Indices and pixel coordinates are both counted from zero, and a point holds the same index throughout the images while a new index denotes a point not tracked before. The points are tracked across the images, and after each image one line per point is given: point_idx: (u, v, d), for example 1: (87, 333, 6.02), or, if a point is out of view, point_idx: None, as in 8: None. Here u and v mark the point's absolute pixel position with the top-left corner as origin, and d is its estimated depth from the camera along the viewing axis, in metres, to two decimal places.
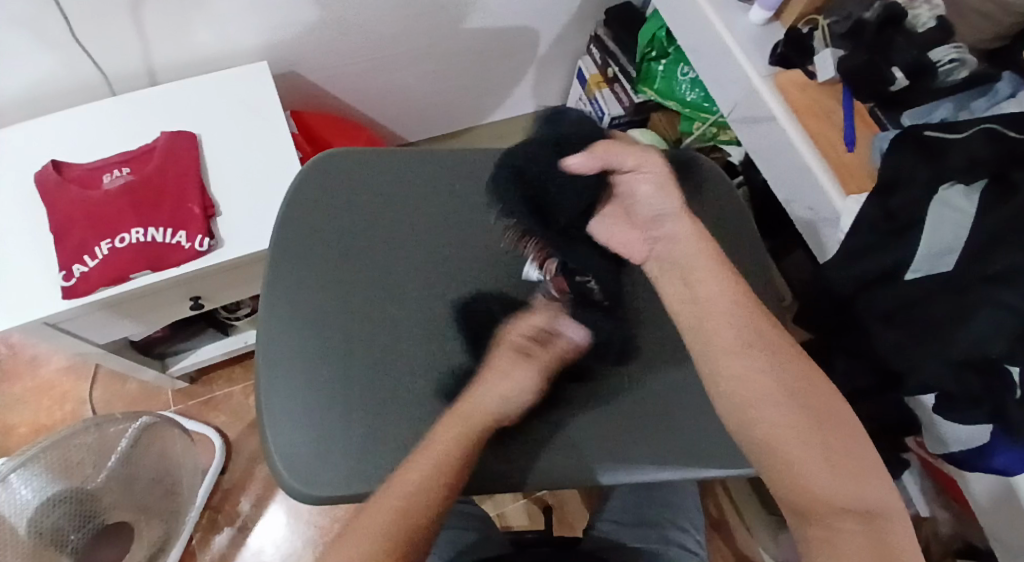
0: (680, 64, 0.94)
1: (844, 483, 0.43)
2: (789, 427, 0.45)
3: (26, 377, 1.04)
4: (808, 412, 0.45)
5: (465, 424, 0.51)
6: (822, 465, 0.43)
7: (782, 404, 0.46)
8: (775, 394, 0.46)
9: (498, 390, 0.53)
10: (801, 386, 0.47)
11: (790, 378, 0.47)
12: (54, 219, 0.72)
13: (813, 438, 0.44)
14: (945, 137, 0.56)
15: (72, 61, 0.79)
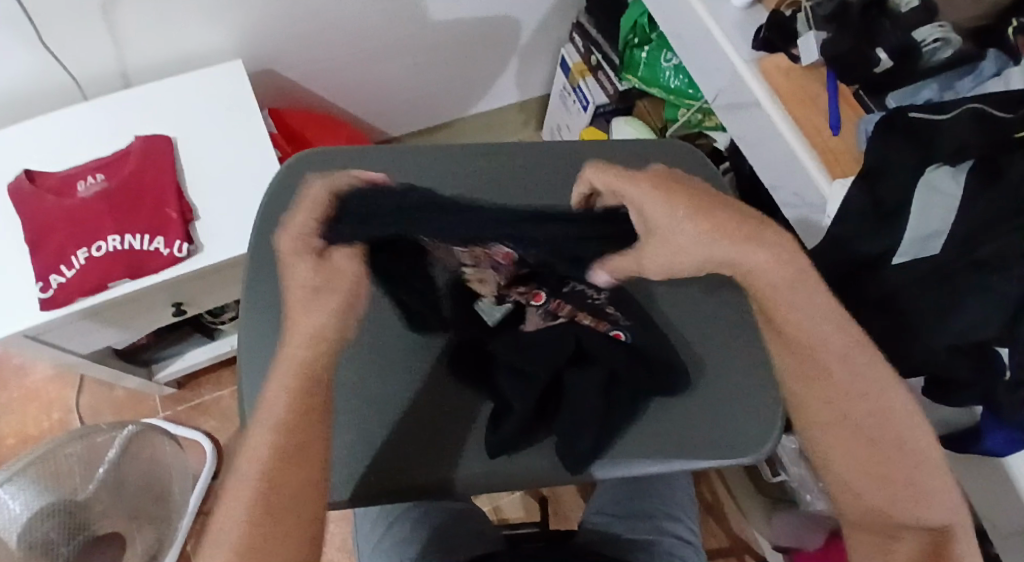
0: (664, 50, 0.92)
1: (903, 507, 0.48)
2: (848, 454, 0.49)
3: (12, 387, 1.03)
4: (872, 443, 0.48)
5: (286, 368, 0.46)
6: (877, 492, 0.48)
7: (836, 423, 0.49)
8: (834, 416, 0.49)
9: (301, 322, 0.46)
10: (868, 417, 0.48)
11: (857, 413, 0.49)
12: (29, 228, 0.70)
13: (871, 467, 0.48)
14: (930, 118, 0.56)
15: (41, 65, 0.77)
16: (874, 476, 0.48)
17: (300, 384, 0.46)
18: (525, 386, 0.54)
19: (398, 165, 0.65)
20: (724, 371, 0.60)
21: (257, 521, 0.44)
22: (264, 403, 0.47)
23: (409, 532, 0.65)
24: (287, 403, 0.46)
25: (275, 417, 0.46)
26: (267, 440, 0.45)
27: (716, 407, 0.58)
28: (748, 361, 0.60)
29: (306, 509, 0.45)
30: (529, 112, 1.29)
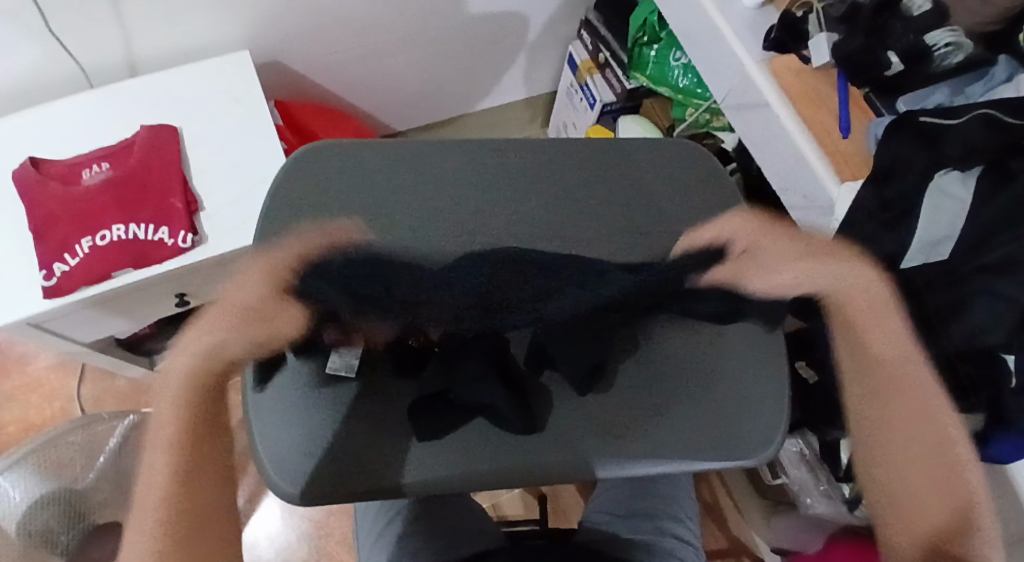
0: (674, 49, 0.92)
1: (932, 506, 0.49)
2: (910, 460, 0.52)
3: (13, 375, 1.03)
4: (932, 454, 0.51)
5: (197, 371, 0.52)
6: (924, 487, 0.50)
7: (909, 441, 0.52)
8: (901, 437, 0.52)
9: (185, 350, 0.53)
10: (928, 430, 0.52)
11: (898, 412, 0.53)
12: (33, 216, 0.70)
13: (935, 479, 0.50)
14: (942, 122, 0.55)
15: (49, 53, 0.77)
16: (929, 487, 0.50)
17: (197, 380, 0.52)
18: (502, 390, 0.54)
19: (403, 158, 0.65)
20: (732, 371, 0.59)
21: (164, 550, 0.46)
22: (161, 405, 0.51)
23: (410, 527, 0.65)
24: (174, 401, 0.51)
25: (168, 411, 0.51)
26: (163, 467, 0.50)
27: (722, 407, 0.58)
28: (754, 361, 0.60)
29: (221, 511, 0.51)
30: (536, 109, 1.29)
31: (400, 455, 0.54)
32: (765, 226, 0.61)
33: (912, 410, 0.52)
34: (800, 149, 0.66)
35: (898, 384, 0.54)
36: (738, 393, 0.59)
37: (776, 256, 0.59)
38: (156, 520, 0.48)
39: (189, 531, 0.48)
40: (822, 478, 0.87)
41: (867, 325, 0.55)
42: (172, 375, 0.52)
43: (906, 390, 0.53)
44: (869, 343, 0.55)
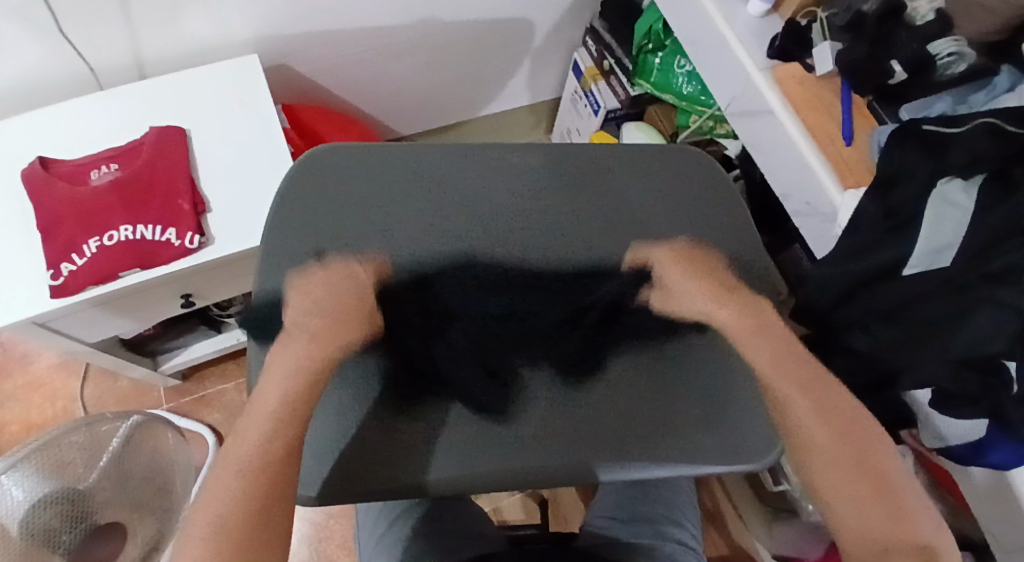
0: (678, 56, 0.92)
1: (877, 514, 0.48)
2: (836, 462, 0.50)
3: (16, 374, 1.03)
4: (837, 440, 0.51)
5: (292, 375, 0.52)
6: (859, 489, 0.49)
7: (822, 431, 0.52)
8: (812, 418, 0.52)
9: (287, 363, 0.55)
10: (830, 405, 0.53)
11: (816, 398, 0.53)
12: (40, 215, 0.70)
13: (850, 467, 0.50)
14: (945, 131, 0.55)
15: (59, 54, 0.77)
16: (857, 485, 0.50)
17: (299, 373, 0.53)
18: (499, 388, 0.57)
19: (407, 161, 0.65)
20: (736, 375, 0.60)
21: (238, 514, 0.46)
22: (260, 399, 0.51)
23: (412, 529, 0.65)
24: (281, 400, 0.51)
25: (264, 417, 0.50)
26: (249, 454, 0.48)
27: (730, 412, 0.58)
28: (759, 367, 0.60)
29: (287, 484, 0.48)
30: (540, 115, 1.29)
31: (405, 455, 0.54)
32: (693, 272, 0.62)
33: (833, 428, 0.51)
34: (805, 155, 0.67)
35: (821, 380, 0.55)
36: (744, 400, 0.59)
37: (697, 300, 0.61)
38: (244, 509, 0.46)
39: (261, 511, 0.46)
40: None
41: (774, 344, 0.58)
42: (286, 360, 0.54)
43: (813, 396, 0.54)
44: (770, 384, 0.56)
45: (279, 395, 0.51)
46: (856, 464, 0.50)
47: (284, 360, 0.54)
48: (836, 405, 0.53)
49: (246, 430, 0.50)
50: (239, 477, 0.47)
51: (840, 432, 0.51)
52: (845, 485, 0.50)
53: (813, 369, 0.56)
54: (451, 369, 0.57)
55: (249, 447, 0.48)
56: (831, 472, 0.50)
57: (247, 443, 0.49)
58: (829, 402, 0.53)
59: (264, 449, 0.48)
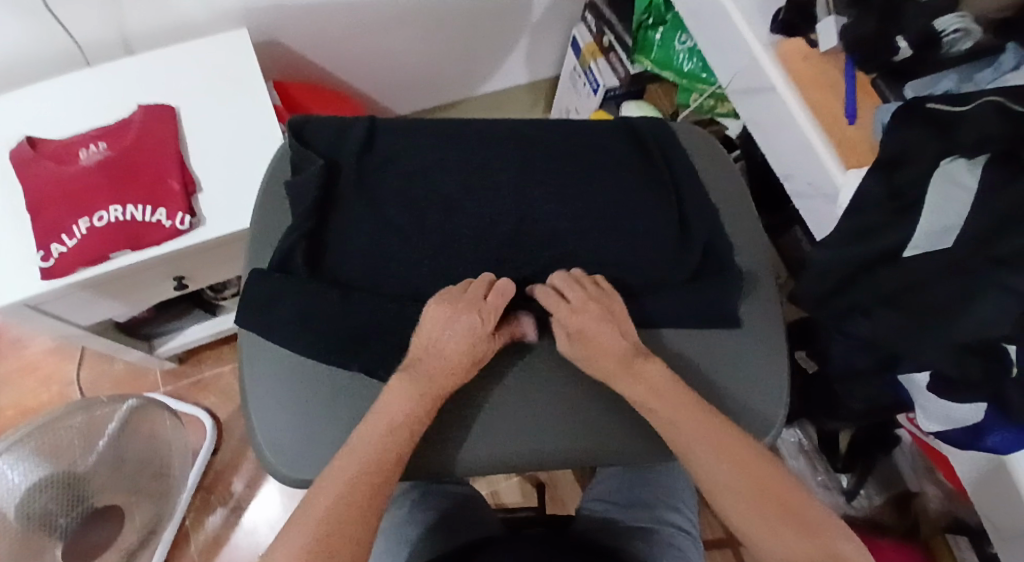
0: (679, 31, 0.91)
1: (762, 505, 0.46)
2: (724, 461, 0.48)
3: (11, 358, 1.03)
4: (725, 450, 0.48)
5: (424, 393, 0.50)
6: (744, 487, 0.46)
7: (687, 427, 0.50)
8: (693, 426, 0.50)
9: (429, 336, 0.52)
10: (698, 413, 0.50)
11: (679, 409, 0.50)
12: (29, 196, 0.69)
13: (742, 474, 0.47)
14: (953, 109, 0.53)
15: (43, 31, 0.75)
16: (757, 491, 0.46)
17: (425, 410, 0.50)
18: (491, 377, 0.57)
19: (398, 139, 0.63)
20: (734, 363, 0.58)
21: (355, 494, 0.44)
22: (364, 430, 0.48)
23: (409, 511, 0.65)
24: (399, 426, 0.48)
25: (418, 386, 0.50)
26: (394, 417, 0.48)
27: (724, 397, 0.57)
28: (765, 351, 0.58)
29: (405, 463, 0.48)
30: (538, 94, 1.27)
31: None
32: (577, 306, 0.53)
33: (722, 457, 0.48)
34: (808, 135, 0.65)
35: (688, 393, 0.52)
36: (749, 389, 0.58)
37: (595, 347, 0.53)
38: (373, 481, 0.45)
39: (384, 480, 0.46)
40: (818, 468, 0.88)
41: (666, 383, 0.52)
42: (444, 333, 0.51)
43: (714, 442, 0.49)
44: (675, 427, 0.50)
45: (410, 412, 0.49)
46: (759, 494, 0.46)
47: (437, 330, 0.52)
48: (736, 441, 0.49)
49: (348, 455, 0.46)
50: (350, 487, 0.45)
51: (715, 440, 0.49)
52: (742, 477, 0.47)
53: (716, 421, 0.50)
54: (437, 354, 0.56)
55: (358, 463, 0.46)
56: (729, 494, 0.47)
57: (353, 459, 0.46)
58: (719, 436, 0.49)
59: (385, 467, 0.46)
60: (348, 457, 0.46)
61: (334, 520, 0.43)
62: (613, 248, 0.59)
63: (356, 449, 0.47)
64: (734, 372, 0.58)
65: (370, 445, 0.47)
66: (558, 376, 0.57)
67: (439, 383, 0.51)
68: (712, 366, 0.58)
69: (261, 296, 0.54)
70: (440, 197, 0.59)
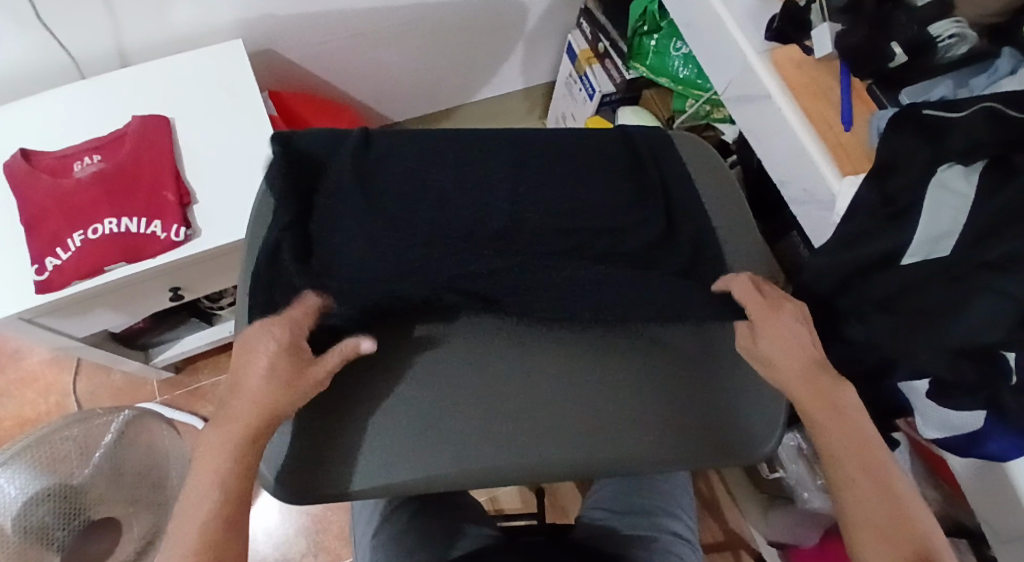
0: (674, 38, 0.91)
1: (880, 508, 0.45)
2: (856, 454, 0.47)
3: (9, 370, 1.02)
4: (860, 447, 0.47)
5: (237, 422, 0.46)
6: (866, 487, 0.46)
7: (830, 417, 0.49)
8: (831, 415, 0.49)
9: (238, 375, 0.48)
10: (847, 408, 0.49)
11: (825, 399, 0.49)
12: (24, 209, 0.69)
13: (866, 474, 0.46)
14: (943, 116, 0.55)
15: (38, 44, 0.75)
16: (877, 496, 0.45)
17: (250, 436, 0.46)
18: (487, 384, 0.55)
19: (394, 151, 0.62)
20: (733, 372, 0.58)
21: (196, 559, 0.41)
22: (192, 484, 0.44)
23: (406, 522, 0.64)
24: (227, 465, 0.45)
25: (237, 427, 0.46)
26: (219, 467, 0.45)
27: (728, 403, 0.56)
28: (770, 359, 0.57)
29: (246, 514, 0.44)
30: (534, 100, 1.27)
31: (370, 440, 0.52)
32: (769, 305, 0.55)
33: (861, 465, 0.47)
34: (803, 141, 0.65)
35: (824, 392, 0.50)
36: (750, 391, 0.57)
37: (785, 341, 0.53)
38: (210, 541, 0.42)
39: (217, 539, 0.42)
40: (819, 471, 0.85)
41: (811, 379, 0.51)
42: (257, 368, 0.48)
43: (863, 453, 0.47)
44: (811, 413, 0.49)
45: (221, 446, 0.45)
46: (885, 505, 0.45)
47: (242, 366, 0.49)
48: (877, 455, 0.47)
49: (184, 516, 0.43)
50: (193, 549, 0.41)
51: (857, 437, 0.48)
52: (865, 477, 0.46)
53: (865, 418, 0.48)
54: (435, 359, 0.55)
55: (198, 517, 0.43)
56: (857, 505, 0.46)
57: (193, 515, 0.43)
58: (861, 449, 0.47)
59: (228, 508, 0.43)
60: (186, 516, 0.43)
61: None
62: (610, 257, 0.59)
63: (188, 507, 0.43)
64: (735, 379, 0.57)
65: (203, 498, 0.43)
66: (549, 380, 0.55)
67: (260, 420, 0.47)
68: (713, 375, 0.57)
69: (258, 309, 0.54)
70: (435, 207, 0.59)
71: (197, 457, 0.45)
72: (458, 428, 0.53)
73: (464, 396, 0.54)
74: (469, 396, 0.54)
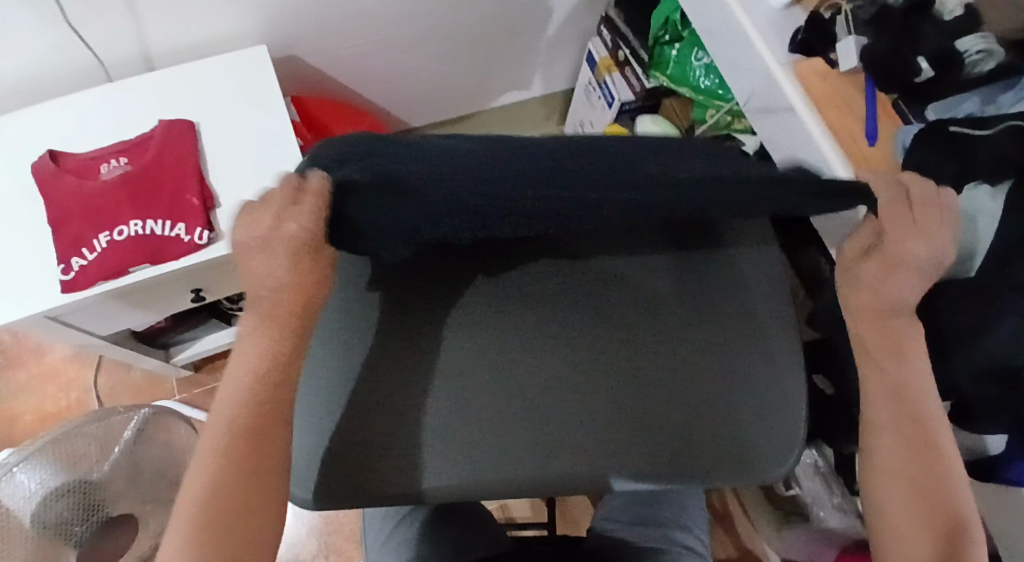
0: (696, 48, 0.90)
1: (910, 481, 0.48)
2: (902, 426, 0.50)
3: (31, 364, 1.05)
4: (907, 420, 0.50)
5: (275, 312, 0.46)
6: (903, 457, 0.49)
7: (889, 389, 0.51)
8: (882, 383, 0.51)
9: (257, 263, 0.44)
10: (910, 381, 0.51)
11: (885, 367, 0.52)
12: (51, 210, 0.70)
13: (902, 444, 0.49)
14: (974, 132, 0.54)
15: (66, 48, 0.77)
16: (914, 471, 0.49)
17: (287, 323, 0.46)
18: (523, 408, 0.53)
19: None
20: (760, 396, 0.54)
21: (219, 483, 0.43)
22: (223, 389, 0.46)
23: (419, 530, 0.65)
24: (268, 359, 0.46)
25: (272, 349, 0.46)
26: (242, 390, 0.45)
27: (752, 417, 0.54)
28: (794, 376, 0.55)
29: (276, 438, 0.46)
30: (552, 106, 1.27)
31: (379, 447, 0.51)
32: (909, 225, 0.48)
33: (906, 427, 0.50)
34: (826, 155, 0.65)
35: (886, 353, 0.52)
36: (777, 408, 0.54)
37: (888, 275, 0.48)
38: (229, 468, 0.43)
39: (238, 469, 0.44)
40: (836, 489, 0.85)
41: (878, 345, 0.52)
42: (268, 263, 0.44)
43: (911, 427, 0.50)
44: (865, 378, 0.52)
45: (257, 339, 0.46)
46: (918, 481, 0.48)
47: (257, 255, 0.44)
48: (925, 435, 0.50)
49: (208, 429, 0.45)
50: (221, 459, 0.44)
51: (907, 408, 0.50)
52: (902, 450, 0.49)
53: (920, 397, 0.51)
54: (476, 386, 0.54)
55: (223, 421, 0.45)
56: (888, 463, 0.49)
57: (217, 430, 0.45)
58: (914, 434, 0.50)
59: (251, 420, 0.45)
60: (211, 424, 0.45)
61: (205, 517, 0.42)
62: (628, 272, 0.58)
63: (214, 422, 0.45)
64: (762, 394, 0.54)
65: (232, 401, 0.45)
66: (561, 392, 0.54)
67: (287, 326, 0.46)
68: (736, 395, 0.54)
69: None
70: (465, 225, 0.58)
71: (246, 332, 0.47)
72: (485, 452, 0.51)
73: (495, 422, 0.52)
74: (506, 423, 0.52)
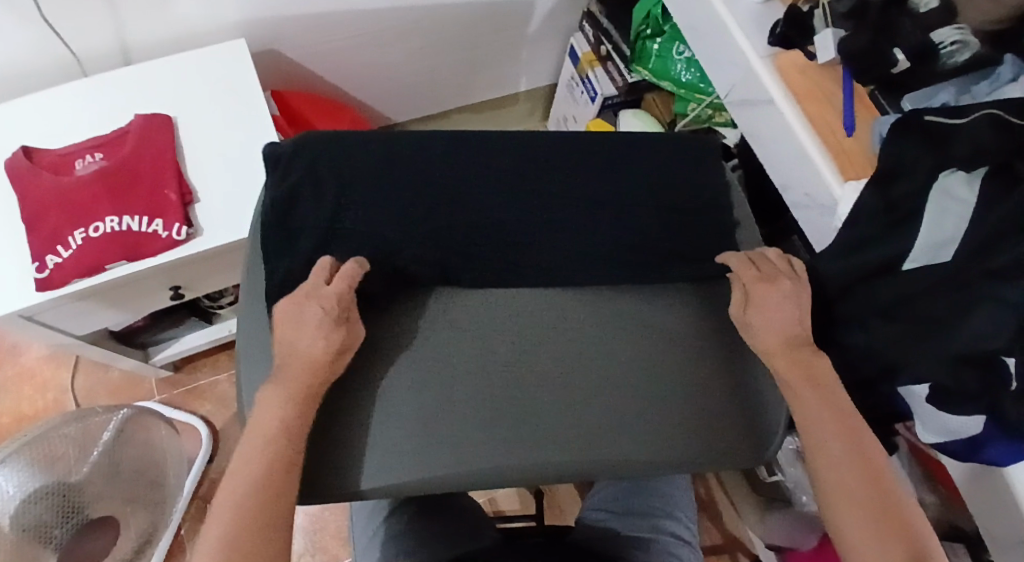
0: (676, 42, 0.92)
1: (858, 483, 0.47)
2: (834, 431, 0.49)
3: (6, 366, 1.02)
4: (839, 426, 0.50)
5: (293, 378, 0.48)
6: (844, 462, 0.48)
7: (812, 400, 0.51)
8: (811, 395, 0.51)
9: (290, 335, 0.50)
10: (821, 392, 0.51)
11: (807, 386, 0.51)
12: (25, 207, 0.69)
13: (840, 448, 0.49)
14: (948, 121, 0.54)
15: (41, 42, 0.75)
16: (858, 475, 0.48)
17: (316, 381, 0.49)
18: (520, 390, 0.52)
19: None
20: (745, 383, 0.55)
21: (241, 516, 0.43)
22: (251, 435, 0.47)
23: (406, 524, 0.64)
24: (290, 403, 0.47)
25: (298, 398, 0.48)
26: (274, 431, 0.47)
27: (736, 403, 0.54)
28: None
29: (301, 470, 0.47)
30: (536, 101, 1.27)
31: (376, 428, 0.50)
32: (766, 277, 0.56)
33: (838, 431, 0.49)
34: (804, 145, 0.66)
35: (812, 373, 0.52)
36: (760, 389, 0.55)
37: (775, 316, 0.54)
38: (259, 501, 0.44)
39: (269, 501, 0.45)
40: None
41: (801, 365, 0.52)
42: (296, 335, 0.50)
43: (843, 432, 0.49)
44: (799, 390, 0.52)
45: (274, 389, 0.48)
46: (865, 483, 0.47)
47: (286, 326, 0.50)
48: (857, 436, 0.49)
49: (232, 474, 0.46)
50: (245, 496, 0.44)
51: (836, 416, 0.50)
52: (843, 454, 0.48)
53: (843, 403, 0.51)
54: (476, 365, 0.53)
55: (255, 457, 0.46)
56: (831, 468, 0.48)
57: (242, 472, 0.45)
58: (860, 444, 0.49)
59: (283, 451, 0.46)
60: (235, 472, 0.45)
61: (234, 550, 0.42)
62: (594, 262, 0.57)
63: (240, 466, 0.46)
64: (744, 378, 0.55)
65: (260, 441, 0.46)
66: (540, 377, 0.53)
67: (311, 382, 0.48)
68: (719, 383, 0.55)
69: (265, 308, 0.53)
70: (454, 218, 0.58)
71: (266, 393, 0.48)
72: (484, 432, 0.50)
73: (495, 401, 0.52)
74: (507, 400, 0.52)
